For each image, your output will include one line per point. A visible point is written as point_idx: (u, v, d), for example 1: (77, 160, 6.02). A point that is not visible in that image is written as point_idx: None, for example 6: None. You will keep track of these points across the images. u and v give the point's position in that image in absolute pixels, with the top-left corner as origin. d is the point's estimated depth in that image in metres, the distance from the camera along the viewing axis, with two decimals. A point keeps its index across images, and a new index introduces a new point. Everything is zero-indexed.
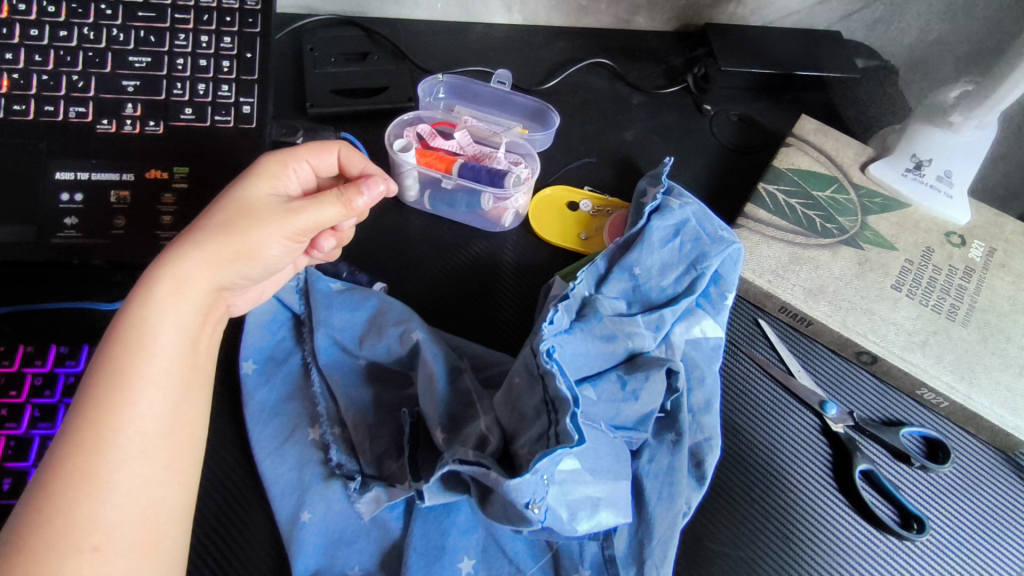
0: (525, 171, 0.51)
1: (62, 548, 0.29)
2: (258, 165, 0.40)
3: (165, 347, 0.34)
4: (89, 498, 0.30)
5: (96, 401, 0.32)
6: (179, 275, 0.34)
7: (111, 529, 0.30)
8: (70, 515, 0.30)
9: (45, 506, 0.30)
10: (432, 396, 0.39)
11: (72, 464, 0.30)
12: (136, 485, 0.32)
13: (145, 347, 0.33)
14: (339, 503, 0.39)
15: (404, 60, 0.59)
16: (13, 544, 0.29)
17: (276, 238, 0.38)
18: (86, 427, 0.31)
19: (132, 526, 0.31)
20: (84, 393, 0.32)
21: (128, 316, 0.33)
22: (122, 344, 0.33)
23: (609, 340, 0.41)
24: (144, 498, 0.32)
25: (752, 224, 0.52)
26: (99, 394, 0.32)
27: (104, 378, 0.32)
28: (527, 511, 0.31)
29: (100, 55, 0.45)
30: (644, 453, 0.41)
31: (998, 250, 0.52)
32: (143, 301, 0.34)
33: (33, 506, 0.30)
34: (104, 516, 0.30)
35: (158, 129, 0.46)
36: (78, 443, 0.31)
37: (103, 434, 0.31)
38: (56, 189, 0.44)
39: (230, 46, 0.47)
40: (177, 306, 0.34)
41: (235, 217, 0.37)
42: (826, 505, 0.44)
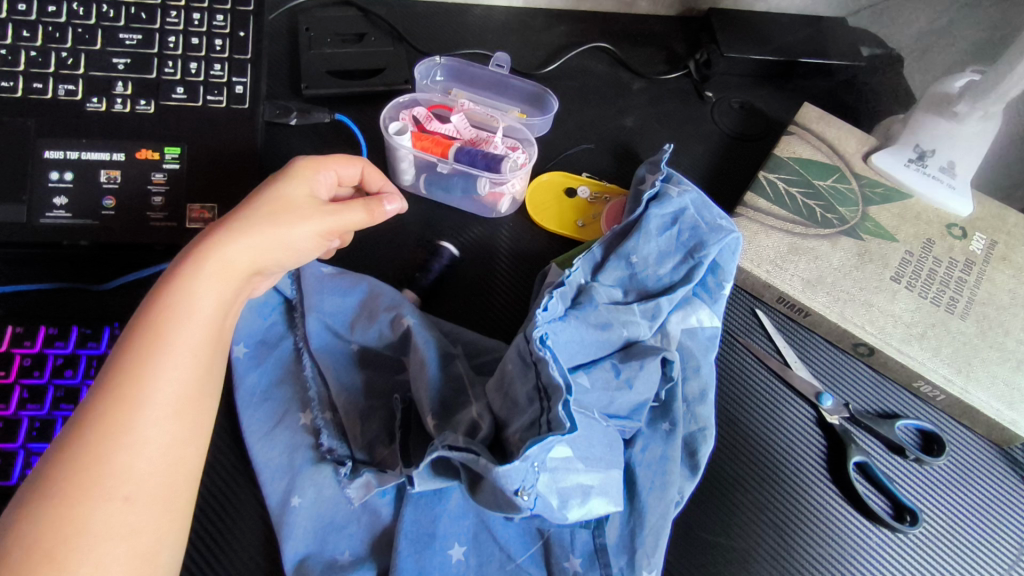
0: (522, 157, 0.50)
1: (91, 495, 0.29)
2: (293, 166, 0.40)
3: (204, 320, 0.34)
4: (120, 452, 0.30)
5: (131, 362, 0.32)
6: (219, 259, 0.35)
7: (141, 482, 0.30)
8: (99, 466, 0.29)
9: (72, 458, 0.29)
10: (424, 382, 0.39)
11: (103, 419, 0.30)
12: (165, 443, 0.31)
13: (184, 315, 0.33)
14: (329, 488, 0.39)
15: (401, 41, 0.58)
16: (38, 493, 0.29)
17: (313, 236, 0.39)
18: (120, 383, 0.31)
19: (157, 485, 0.31)
20: (117, 355, 0.32)
21: (169, 285, 0.33)
22: (160, 308, 0.33)
23: (604, 328, 0.41)
24: (172, 456, 0.31)
25: (751, 213, 0.51)
26: (135, 354, 0.32)
27: (140, 337, 0.32)
28: (516, 498, 0.31)
29: (89, 31, 0.44)
30: (638, 441, 0.40)
31: (1000, 243, 0.52)
32: (187, 277, 0.34)
33: (60, 458, 0.30)
34: (136, 470, 0.30)
35: (148, 108, 0.45)
36: (113, 399, 0.31)
37: (137, 394, 0.31)
38: (45, 168, 0.43)
39: (223, 24, 0.47)
40: (220, 286, 0.35)
41: (279, 213, 0.37)
42: (820, 496, 0.44)
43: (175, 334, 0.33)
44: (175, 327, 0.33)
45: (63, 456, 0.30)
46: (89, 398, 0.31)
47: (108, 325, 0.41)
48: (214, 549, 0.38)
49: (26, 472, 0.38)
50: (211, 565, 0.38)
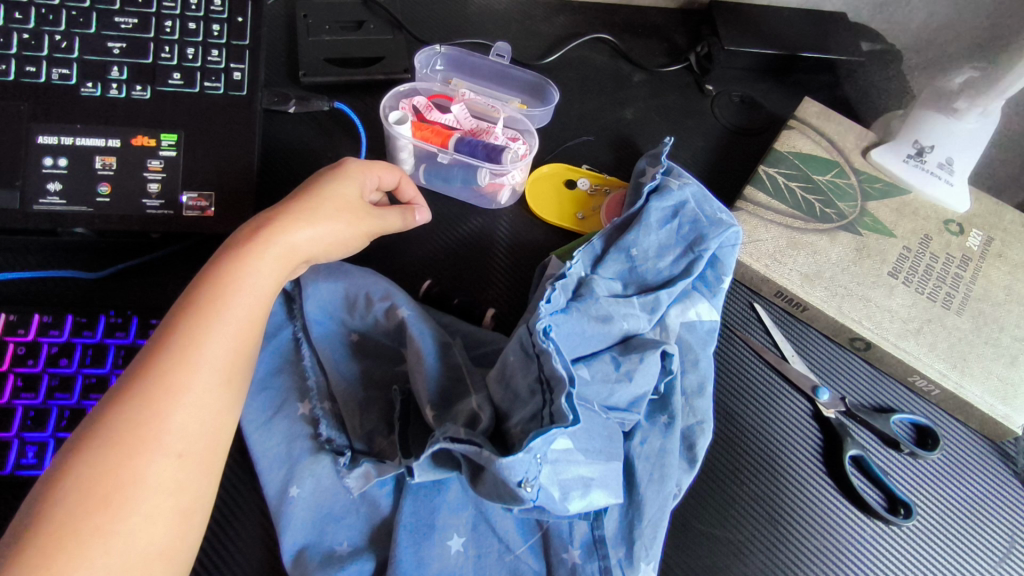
0: (522, 148, 0.50)
1: (144, 450, 0.30)
2: (350, 163, 0.42)
3: (261, 296, 0.35)
4: (173, 410, 0.31)
5: (189, 325, 0.33)
6: (282, 245, 0.36)
7: (192, 441, 0.31)
8: (154, 423, 0.30)
9: (125, 414, 0.30)
10: (423, 373, 0.39)
11: (161, 376, 0.31)
12: (214, 407, 0.32)
13: (242, 287, 0.35)
14: (328, 478, 0.39)
15: (401, 29, 0.57)
16: (87, 445, 0.29)
17: (361, 237, 0.41)
18: (179, 346, 0.32)
19: (203, 447, 0.32)
20: (173, 319, 0.33)
21: (232, 259, 0.35)
22: (221, 278, 0.34)
23: (604, 322, 0.41)
24: (218, 419, 0.32)
25: (751, 207, 0.51)
26: (193, 320, 0.33)
27: (199, 304, 0.33)
28: (519, 490, 0.31)
29: (84, 15, 0.44)
30: (637, 434, 0.40)
31: (995, 240, 0.52)
32: (256, 254, 0.35)
33: (113, 412, 0.30)
34: (188, 430, 0.31)
35: (145, 94, 0.44)
36: (173, 359, 0.32)
37: (196, 358, 0.32)
38: (38, 153, 0.43)
39: (220, 10, 0.46)
40: (281, 270, 0.36)
41: (343, 208, 0.39)
42: (816, 489, 0.44)
43: (236, 306, 0.34)
44: (237, 299, 0.34)
45: (115, 411, 0.30)
46: (146, 356, 0.32)
47: (103, 313, 0.41)
48: (216, 535, 0.38)
49: (20, 461, 0.37)
50: (214, 551, 0.38)
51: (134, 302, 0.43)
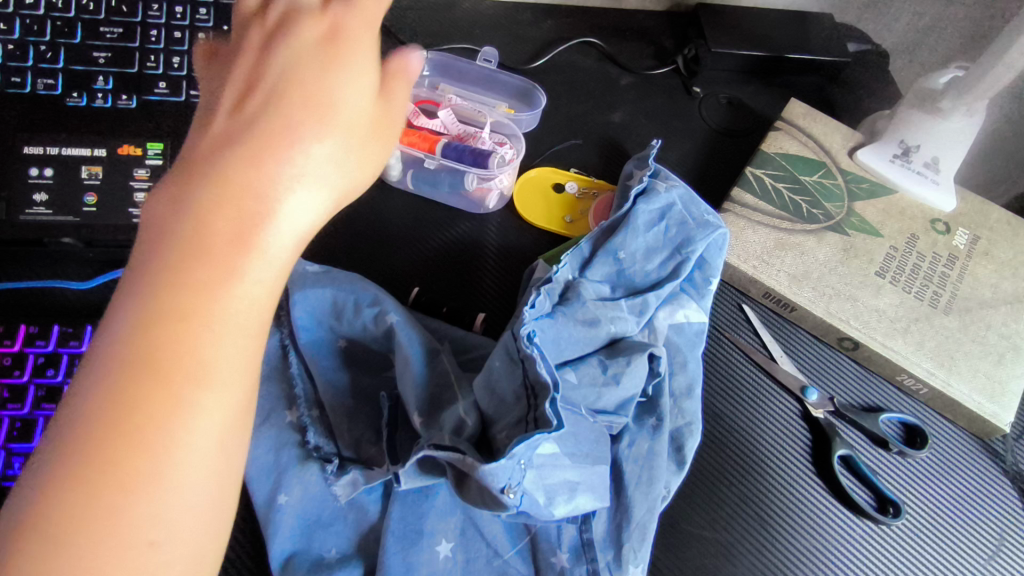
0: (509, 152, 0.51)
1: (111, 542, 0.24)
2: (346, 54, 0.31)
3: (248, 316, 0.27)
4: (150, 479, 0.25)
5: (148, 375, 0.25)
6: (285, 218, 0.28)
7: (175, 519, 0.25)
8: (119, 509, 0.24)
9: (88, 487, 0.24)
10: (410, 379, 0.39)
11: (119, 448, 0.24)
12: (198, 473, 0.26)
13: (215, 312, 0.26)
14: (316, 486, 0.39)
15: (388, 36, 0.58)
16: (45, 525, 0.24)
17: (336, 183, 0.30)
18: (142, 404, 0.25)
19: (190, 522, 0.25)
20: (127, 366, 0.25)
21: (206, 267, 0.27)
22: (187, 303, 0.26)
23: (591, 325, 0.41)
24: (207, 484, 0.26)
25: (738, 209, 0.52)
26: (155, 361, 0.25)
27: (161, 338, 0.25)
28: (502, 496, 0.31)
29: (70, 25, 0.43)
30: (625, 437, 0.40)
31: (982, 238, 0.52)
32: (244, 255, 0.27)
33: (72, 483, 0.24)
34: (165, 510, 0.25)
35: (130, 103, 0.44)
36: (140, 417, 0.25)
37: (164, 420, 0.25)
38: (24, 163, 0.43)
39: (206, 18, 0.45)
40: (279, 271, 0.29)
41: (354, 123, 0.31)
42: (806, 490, 0.44)
43: (217, 339, 0.26)
44: (218, 329, 0.26)
45: (74, 482, 0.24)
46: (102, 407, 0.25)
47: (89, 323, 0.41)
48: None
49: (8, 472, 0.37)
50: None
51: None
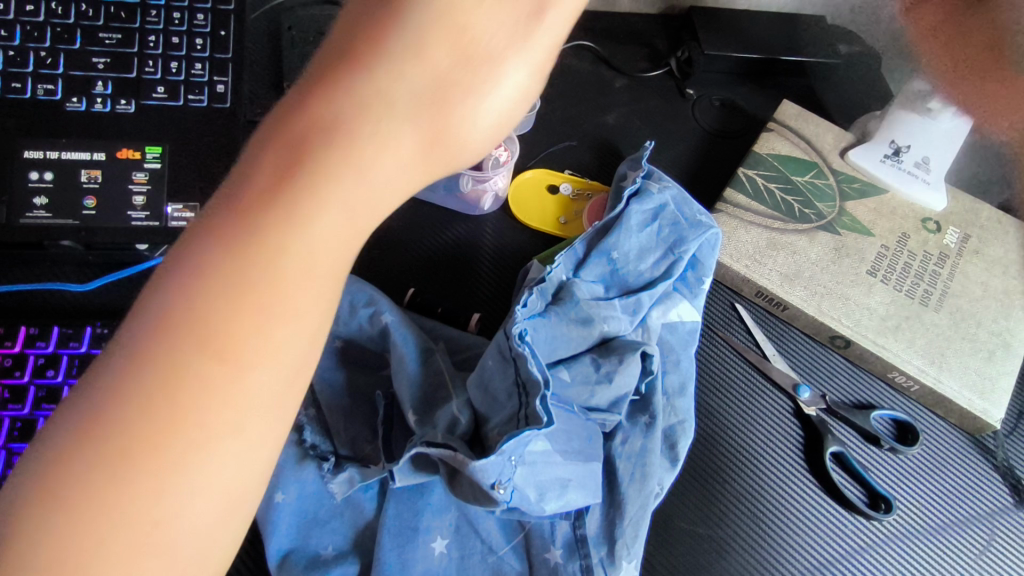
0: (504, 154, 0.51)
1: (115, 525, 0.21)
2: None
3: (314, 312, 0.24)
4: (179, 461, 0.22)
5: (194, 342, 0.22)
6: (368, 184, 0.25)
7: (185, 512, 0.22)
8: (130, 489, 0.21)
9: (113, 461, 0.21)
10: (405, 378, 0.39)
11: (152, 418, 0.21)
12: (223, 467, 0.22)
13: (280, 287, 0.23)
14: (312, 485, 0.39)
15: None
16: (57, 495, 0.21)
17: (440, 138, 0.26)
18: (183, 376, 0.22)
19: (202, 520, 0.22)
20: (183, 327, 0.22)
21: (285, 231, 0.23)
22: (252, 270, 0.23)
23: (584, 324, 0.42)
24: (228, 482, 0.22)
25: (731, 209, 0.52)
26: (205, 330, 0.22)
27: (214, 305, 0.23)
28: (493, 491, 0.32)
29: (69, 31, 0.43)
30: (618, 435, 0.41)
31: (972, 237, 0.53)
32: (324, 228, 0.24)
33: (93, 451, 0.21)
34: (183, 503, 0.22)
35: (130, 108, 0.44)
36: (188, 395, 0.22)
37: (202, 401, 0.22)
38: (24, 168, 0.43)
39: (203, 23, 0.45)
40: (349, 243, 0.25)
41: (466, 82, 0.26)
42: (799, 486, 0.45)
43: (284, 322, 0.23)
44: (282, 324, 0.23)
45: (100, 453, 0.21)
46: (144, 370, 0.22)
47: (89, 324, 0.42)
48: None
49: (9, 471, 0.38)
50: None
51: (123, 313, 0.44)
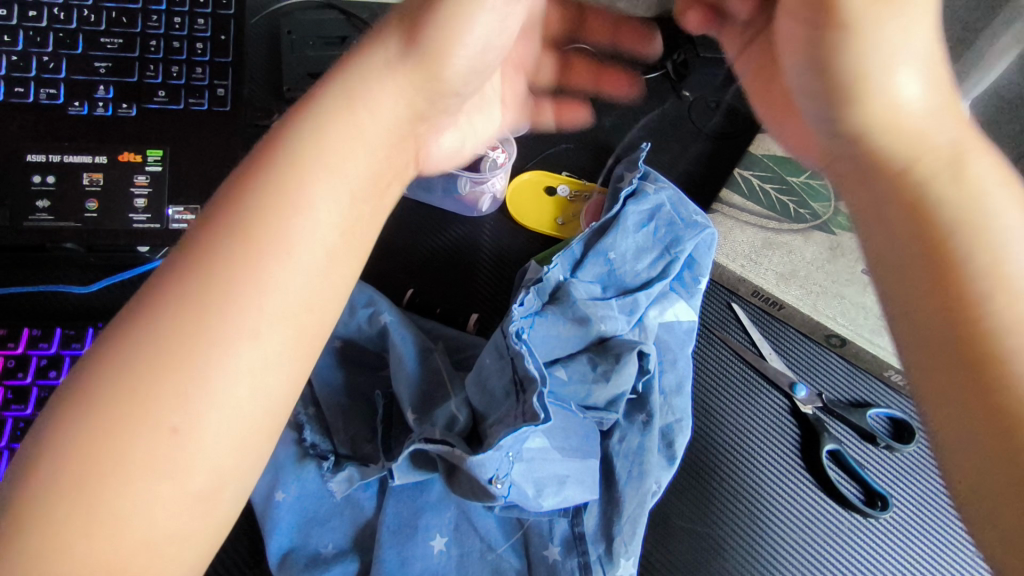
0: (502, 156, 0.51)
1: (143, 416, 0.27)
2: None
3: (310, 249, 0.31)
4: (198, 364, 0.28)
5: (220, 265, 0.29)
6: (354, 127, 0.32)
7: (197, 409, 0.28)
8: (160, 387, 0.28)
9: (145, 365, 0.28)
10: (404, 377, 0.40)
11: (180, 323, 0.28)
12: (231, 375, 0.29)
13: (284, 220, 0.30)
14: (312, 484, 0.39)
15: None
16: (101, 384, 0.27)
17: (431, 76, 0.33)
18: (208, 292, 0.29)
19: (206, 419, 0.28)
20: (211, 258, 0.30)
21: (289, 176, 0.31)
22: (264, 211, 0.30)
23: (580, 323, 0.42)
24: (232, 392, 0.28)
25: (726, 210, 0.53)
26: (225, 258, 0.30)
27: (233, 239, 0.30)
28: (491, 486, 0.33)
29: (71, 36, 0.43)
30: (615, 433, 0.41)
31: None
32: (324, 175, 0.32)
33: (131, 353, 0.28)
34: (197, 400, 0.28)
35: (131, 112, 0.44)
36: (216, 298, 0.29)
37: (221, 310, 0.29)
38: (27, 171, 0.43)
39: (204, 28, 0.45)
40: (348, 193, 0.33)
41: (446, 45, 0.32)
42: (795, 483, 0.45)
43: (302, 231, 0.31)
44: (283, 255, 0.30)
45: (136, 356, 0.28)
46: (179, 292, 0.29)
47: (91, 326, 0.42)
48: None
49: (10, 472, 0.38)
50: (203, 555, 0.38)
51: None
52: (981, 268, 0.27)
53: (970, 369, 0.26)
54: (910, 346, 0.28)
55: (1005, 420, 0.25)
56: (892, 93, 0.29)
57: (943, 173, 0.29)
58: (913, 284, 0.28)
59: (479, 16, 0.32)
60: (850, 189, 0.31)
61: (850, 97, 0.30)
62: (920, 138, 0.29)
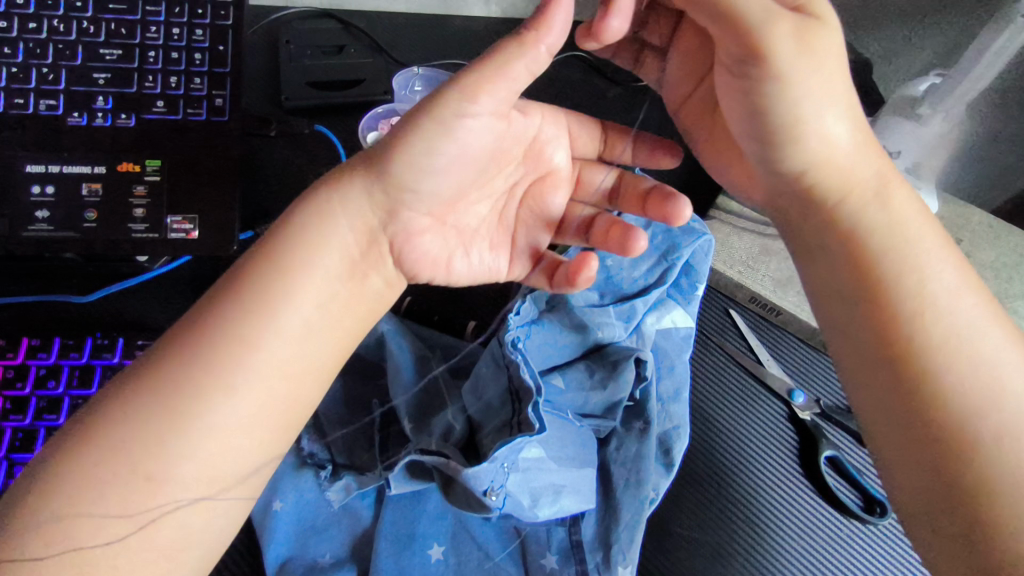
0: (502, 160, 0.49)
1: (120, 466, 0.31)
2: (464, 77, 0.32)
3: (282, 348, 0.35)
4: (173, 432, 0.32)
5: (201, 349, 0.33)
6: (325, 239, 0.36)
7: (169, 469, 0.32)
8: (138, 444, 0.32)
9: (128, 424, 0.32)
10: (401, 386, 0.40)
11: (162, 397, 0.32)
12: (199, 445, 0.33)
13: (262, 322, 0.34)
14: (310, 492, 0.39)
15: (382, 53, 0.55)
16: (92, 440, 0.32)
17: (388, 180, 0.35)
18: (187, 373, 0.33)
19: (173, 481, 0.32)
20: (195, 337, 0.34)
21: (269, 280, 0.35)
22: (244, 308, 0.34)
23: (578, 331, 0.43)
24: (201, 459, 0.33)
25: (722, 216, 0.53)
26: (202, 344, 0.33)
27: (216, 328, 0.34)
28: (486, 498, 0.33)
29: (70, 47, 0.44)
30: (612, 440, 0.41)
31: (964, 241, 0.53)
32: (300, 279, 0.35)
33: (120, 413, 0.32)
34: (171, 463, 0.32)
35: (130, 122, 0.45)
36: (192, 380, 0.33)
37: (198, 390, 0.33)
38: (27, 181, 0.43)
39: (202, 38, 0.46)
40: (319, 299, 0.36)
41: (432, 154, 0.34)
42: (792, 490, 0.45)
43: (283, 320, 0.35)
44: (257, 352, 0.34)
45: (123, 414, 0.32)
46: (164, 367, 0.33)
47: (90, 335, 0.42)
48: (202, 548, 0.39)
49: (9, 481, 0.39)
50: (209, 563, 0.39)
51: (127, 323, 0.45)
52: (907, 287, 0.35)
53: (898, 368, 0.35)
54: (854, 349, 0.36)
55: (925, 403, 0.34)
56: (824, 134, 0.33)
57: (873, 204, 0.35)
58: (857, 325, 0.36)
59: (450, 135, 0.34)
60: (794, 218, 0.37)
61: (788, 143, 0.33)
62: (845, 176, 0.34)
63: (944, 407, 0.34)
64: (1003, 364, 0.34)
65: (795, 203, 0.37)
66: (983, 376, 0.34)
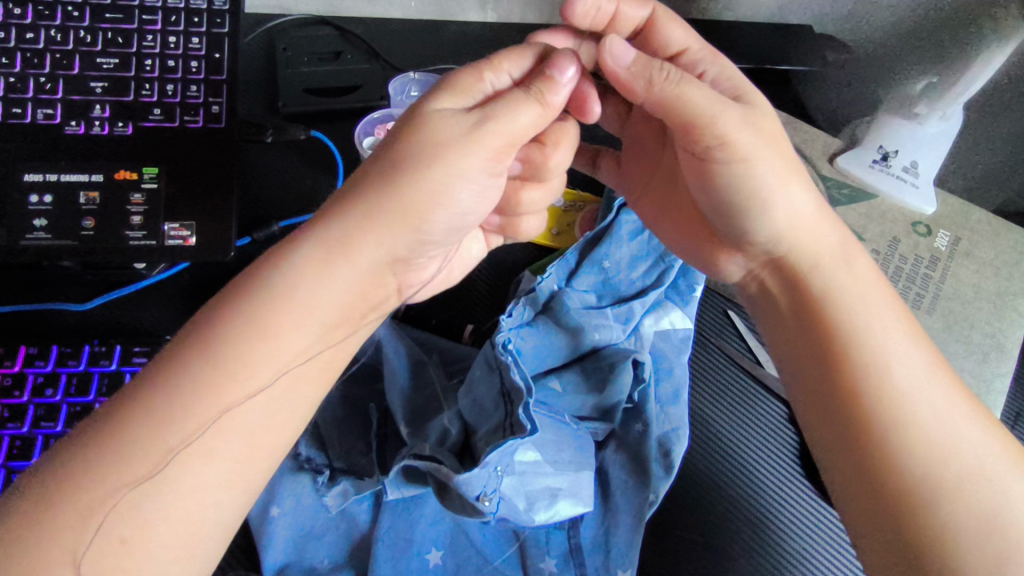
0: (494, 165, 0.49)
1: (90, 524, 0.30)
2: (495, 108, 0.33)
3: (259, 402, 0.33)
4: (145, 491, 0.30)
5: (175, 403, 0.31)
6: (313, 288, 0.33)
7: (145, 525, 0.30)
8: (109, 502, 0.30)
9: (95, 484, 0.30)
10: (398, 390, 0.40)
11: (131, 459, 0.30)
12: (172, 494, 0.31)
13: (242, 377, 0.32)
14: (307, 497, 0.39)
15: (377, 59, 0.56)
16: (58, 496, 0.30)
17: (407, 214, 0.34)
18: (159, 430, 0.31)
19: (146, 535, 0.30)
20: (171, 388, 0.31)
21: (254, 326, 0.32)
22: (225, 359, 0.32)
23: (574, 332, 0.43)
24: (176, 507, 0.31)
25: None
26: (177, 399, 0.31)
27: (190, 380, 0.31)
28: (478, 503, 0.33)
29: (68, 57, 0.44)
30: (610, 444, 0.41)
31: (963, 239, 0.53)
32: (291, 327, 0.33)
33: (87, 472, 0.30)
34: (144, 517, 0.30)
35: (127, 130, 0.45)
36: (165, 437, 0.31)
37: (172, 449, 0.31)
38: (24, 190, 0.44)
39: (198, 46, 0.46)
40: (302, 349, 0.33)
41: (454, 187, 0.34)
42: (794, 492, 0.45)
43: (265, 371, 0.32)
44: (241, 399, 0.32)
45: (90, 469, 0.30)
46: (133, 423, 0.31)
47: (86, 344, 0.42)
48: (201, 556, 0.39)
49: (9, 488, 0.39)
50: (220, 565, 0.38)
51: (123, 330, 0.46)
52: (876, 334, 0.36)
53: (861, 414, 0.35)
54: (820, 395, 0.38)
55: (886, 453, 0.34)
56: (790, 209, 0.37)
57: (840, 266, 0.38)
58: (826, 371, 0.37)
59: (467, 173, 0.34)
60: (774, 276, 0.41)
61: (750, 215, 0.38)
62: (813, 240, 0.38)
63: (904, 457, 0.34)
64: (961, 420, 0.35)
65: (774, 264, 0.40)
66: (942, 428, 0.35)
